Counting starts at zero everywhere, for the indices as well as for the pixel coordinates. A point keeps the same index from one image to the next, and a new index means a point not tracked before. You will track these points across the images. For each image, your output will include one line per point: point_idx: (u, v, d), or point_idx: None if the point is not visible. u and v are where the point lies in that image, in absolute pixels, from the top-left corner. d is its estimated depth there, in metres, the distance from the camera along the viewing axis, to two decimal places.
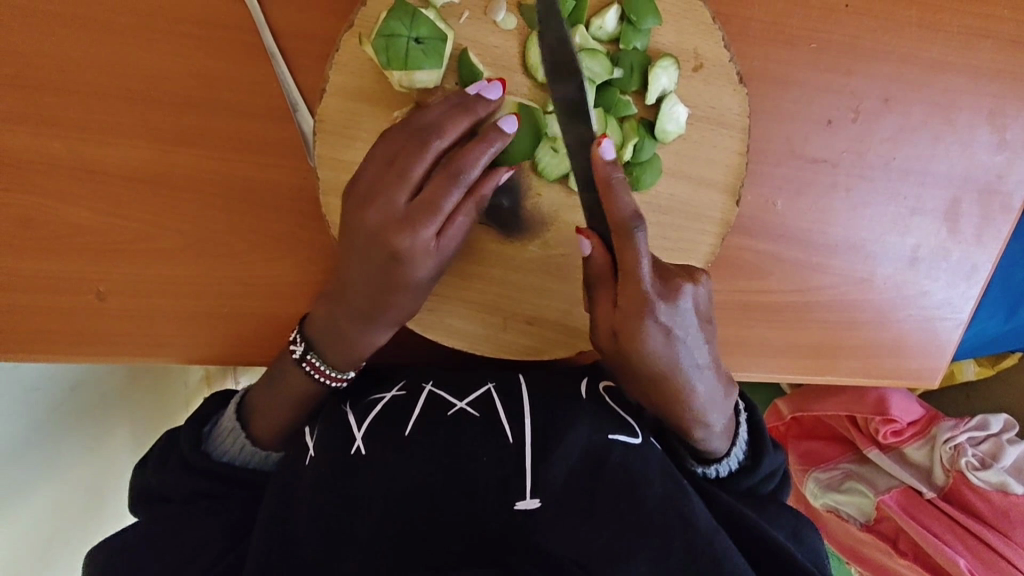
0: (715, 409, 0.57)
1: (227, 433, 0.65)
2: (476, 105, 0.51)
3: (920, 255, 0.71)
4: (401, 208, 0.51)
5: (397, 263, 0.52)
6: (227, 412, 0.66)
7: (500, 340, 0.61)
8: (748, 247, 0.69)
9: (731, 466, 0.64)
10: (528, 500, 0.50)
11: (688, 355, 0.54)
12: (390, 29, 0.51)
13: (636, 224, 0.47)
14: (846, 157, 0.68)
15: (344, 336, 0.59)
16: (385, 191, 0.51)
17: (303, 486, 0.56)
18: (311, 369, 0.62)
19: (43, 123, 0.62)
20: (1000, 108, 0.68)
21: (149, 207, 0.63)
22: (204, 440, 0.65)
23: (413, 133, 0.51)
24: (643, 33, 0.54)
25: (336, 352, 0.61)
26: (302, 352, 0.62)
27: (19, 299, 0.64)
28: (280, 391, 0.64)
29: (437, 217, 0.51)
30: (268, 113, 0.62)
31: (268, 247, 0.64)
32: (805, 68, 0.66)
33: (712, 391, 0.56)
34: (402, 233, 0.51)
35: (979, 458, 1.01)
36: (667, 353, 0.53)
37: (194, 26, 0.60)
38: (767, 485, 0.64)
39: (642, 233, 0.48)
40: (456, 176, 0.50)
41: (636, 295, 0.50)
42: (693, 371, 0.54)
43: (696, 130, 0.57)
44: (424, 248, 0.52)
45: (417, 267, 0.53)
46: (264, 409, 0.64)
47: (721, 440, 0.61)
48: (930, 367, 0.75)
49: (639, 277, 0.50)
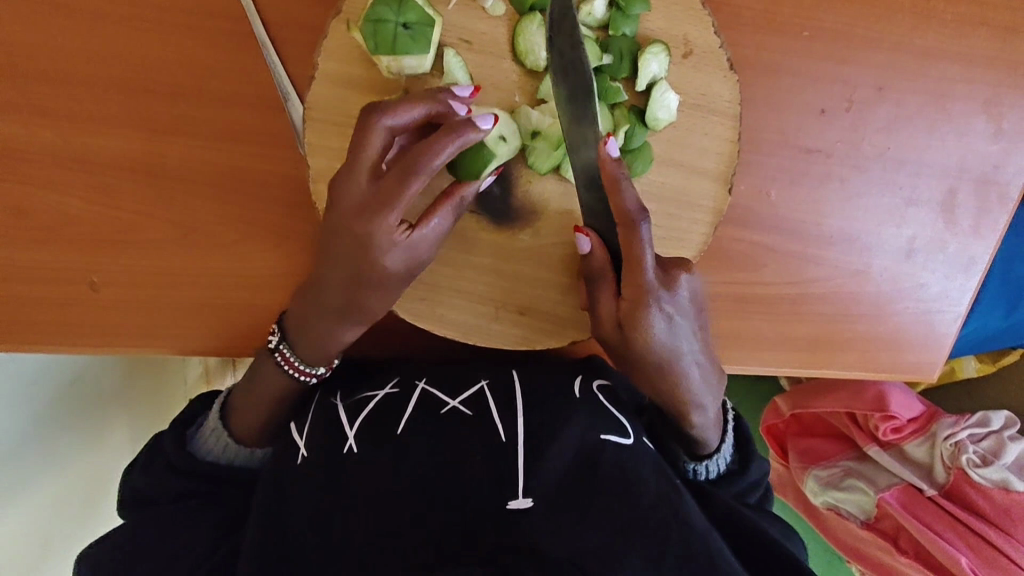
0: (708, 392, 0.58)
1: (210, 435, 0.64)
2: (450, 101, 0.50)
3: (916, 247, 0.70)
4: (364, 192, 0.49)
5: (364, 251, 0.51)
6: (211, 414, 0.65)
7: (491, 331, 0.61)
8: (744, 239, 0.68)
9: (719, 467, 0.63)
10: (522, 499, 0.49)
11: (687, 342, 0.55)
12: (378, 14, 0.50)
13: (641, 217, 0.48)
14: (840, 147, 0.67)
15: (309, 333, 0.59)
16: (347, 176, 0.49)
17: (294, 490, 0.55)
18: (282, 361, 0.61)
19: (34, 112, 0.62)
20: (996, 97, 0.68)
21: (141, 198, 0.63)
22: (188, 441, 0.64)
23: (383, 119, 0.49)
24: (632, 19, 0.54)
25: (313, 348, 0.60)
26: (276, 342, 0.62)
27: (11, 290, 0.64)
28: (257, 391, 0.63)
29: (398, 208, 0.49)
30: (260, 103, 0.62)
31: (259, 238, 0.64)
32: (799, 56, 0.65)
33: (705, 376, 0.58)
34: (364, 220, 0.50)
35: (980, 455, 1.00)
36: (669, 341, 0.54)
37: (186, 16, 0.60)
38: (752, 496, 0.63)
39: (647, 224, 0.49)
40: (416, 169, 0.48)
41: (642, 284, 0.51)
42: (689, 360, 0.56)
43: (687, 117, 0.57)
44: (388, 239, 0.51)
45: (385, 255, 0.52)
46: (242, 408, 0.64)
47: (713, 430, 0.61)
48: (928, 361, 0.74)
49: (644, 267, 0.50)
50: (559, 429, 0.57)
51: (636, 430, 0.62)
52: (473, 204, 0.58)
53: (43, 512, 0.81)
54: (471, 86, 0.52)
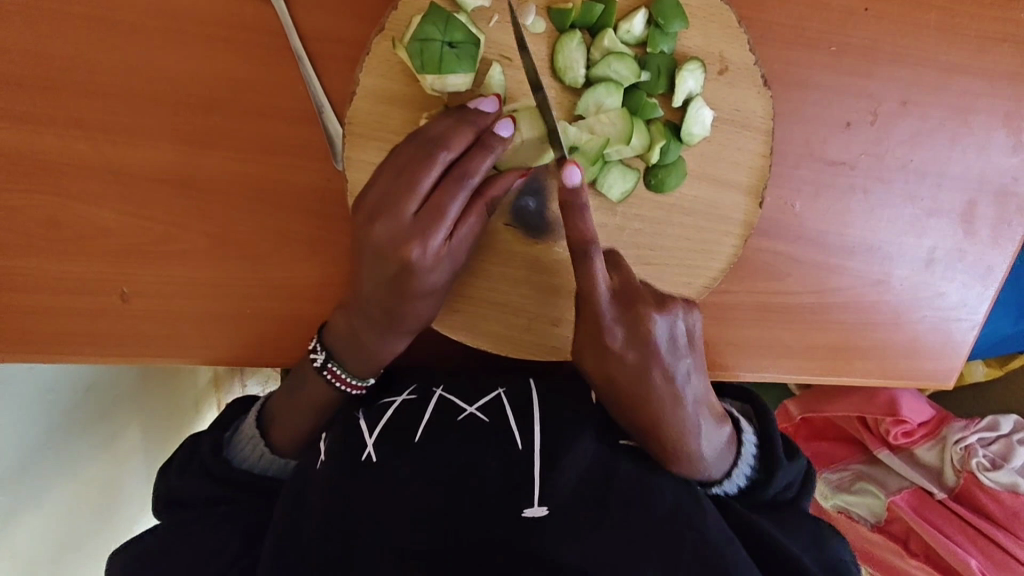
0: (698, 437, 0.57)
1: (246, 441, 0.65)
2: (475, 118, 0.52)
3: (935, 257, 0.71)
4: (410, 218, 0.52)
5: (408, 272, 0.53)
6: (248, 420, 0.65)
7: (524, 341, 0.62)
8: (767, 249, 0.69)
9: (738, 484, 0.62)
10: (537, 507, 0.51)
11: (659, 377, 0.56)
12: (425, 33, 0.51)
13: (592, 248, 0.52)
14: (863, 160, 0.68)
15: (363, 344, 0.59)
16: (393, 204, 0.52)
17: (315, 488, 0.56)
18: (333, 378, 0.61)
19: (69, 124, 0.62)
20: (1017, 111, 0.69)
21: (174, 209, 0.64)
22: (224, 446, 0.65)
23: (422, 146, 0.52)
24: (670, 37, 0.54)
25: (359, 361, 0.61)
26: (323, 361, 0.61)
27: (42, 300, 0.65)
28: (301, 398, 0.63)
29: (443, 223, 0.52)
30: (295, 115, 0.62)
31: (292, 250, 0.64)
32: (824, 71, 0.66)
33: (697, 417, 0.57)
34: (411, 245, 0.52)
35: (989, 459, 1.01)
36: (635, 373, 0.56)
37: (221, 29, 0.61)
38: (787, 492, 0.63)
39: (596, 259, 0.53)
40: (462, 181, 0.51)
41: (596, 318, 0.55)
42: (669, 394, 0.56)
43: (721, 132, 0.58)
44: (434, 256, 0.52)
45: (428, 275, 0.53)
46: (283, 416, 0.64)
47: (720, 462, 0.60)
48: (946, 368, 0.75)
49: (593, 300, 0.55)
50: (573, 443, 0.56)
51: None
52: (509, 217, 0.59)
53: (63, 517, 0.82)
54: (496, 98, 0.54)
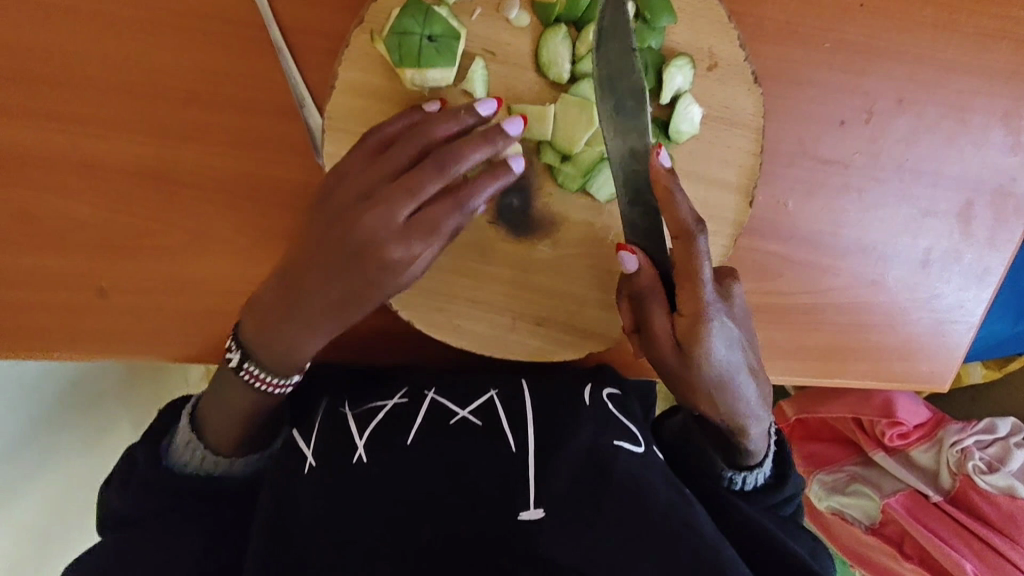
0: (763, 411, 0.56)
1: (184, 448, 0.59)
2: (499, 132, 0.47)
3: (932, 257, 0.70)
4: (401, 221, 0.46)
5: (380, 274, 0.47)
6: (182, 425, 0.60)
7: (507, 341, 0.60)
8: (759, 249, 0.68)
9: (757, 480, 0.61)
10: (533, 510, 0.49)
11: (743, 354, 0.52)
12: (404, 26, 0.50)
13: (699, 228, 0.47)
14: (858, 158, 0.67)
15: (302, 343, 0.54)
16: (391, 200, 0.46)
17: (307, 487, 0.55)
18: (251, 379, 0.56)
19: (45, 116, 0.61)
20: (1016, 110, 0.67)
21: (152, 204, 0.63)
22: (164, 455, 0.60)
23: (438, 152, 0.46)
24: (658, 32, 0.53)
25: (276, 359, 0.55)
26: (240, 361, 0.56)
27: (19, 296, 0.63)
28: (230, 404, 0.58)
29: (434, 238, 0.47)
30: (276, 110, 0.61)
31: (274, 245, 0.64)
32: (819, 66, 0.65)
33: (761, 397, 0.55)
34: (395, 246, 0.46)
35: (986, 462, 1.00)
36: (727, 359, 0.51)
37: (201, 22, 0.60)
38: (786, 509, 0.62)
39: (703, 235, 0.47)
40: (467, 202, 0.46)
41: (701, 299, 0.49)
42: (747, 377, 0.53)
43: (710, 130, 0.56)
44: (411, 261, 0.47)
45: (394, 281, 0.48)
46: (216, 420, 0.59)
47: (762, 447, 0.58)
48: (940, 370, 0.74)
49: (702, 282, 0.48)
50: (572, 436, 0.55)
51: (648, 439, 0.61)
52: (492, 214, 0.58)
53: (46, 510, 0.81)
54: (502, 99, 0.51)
